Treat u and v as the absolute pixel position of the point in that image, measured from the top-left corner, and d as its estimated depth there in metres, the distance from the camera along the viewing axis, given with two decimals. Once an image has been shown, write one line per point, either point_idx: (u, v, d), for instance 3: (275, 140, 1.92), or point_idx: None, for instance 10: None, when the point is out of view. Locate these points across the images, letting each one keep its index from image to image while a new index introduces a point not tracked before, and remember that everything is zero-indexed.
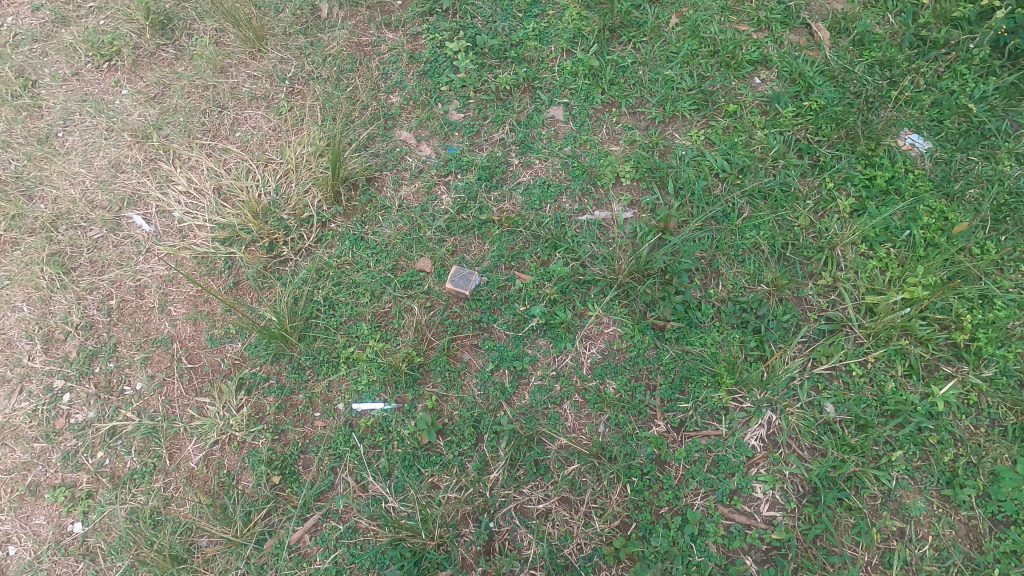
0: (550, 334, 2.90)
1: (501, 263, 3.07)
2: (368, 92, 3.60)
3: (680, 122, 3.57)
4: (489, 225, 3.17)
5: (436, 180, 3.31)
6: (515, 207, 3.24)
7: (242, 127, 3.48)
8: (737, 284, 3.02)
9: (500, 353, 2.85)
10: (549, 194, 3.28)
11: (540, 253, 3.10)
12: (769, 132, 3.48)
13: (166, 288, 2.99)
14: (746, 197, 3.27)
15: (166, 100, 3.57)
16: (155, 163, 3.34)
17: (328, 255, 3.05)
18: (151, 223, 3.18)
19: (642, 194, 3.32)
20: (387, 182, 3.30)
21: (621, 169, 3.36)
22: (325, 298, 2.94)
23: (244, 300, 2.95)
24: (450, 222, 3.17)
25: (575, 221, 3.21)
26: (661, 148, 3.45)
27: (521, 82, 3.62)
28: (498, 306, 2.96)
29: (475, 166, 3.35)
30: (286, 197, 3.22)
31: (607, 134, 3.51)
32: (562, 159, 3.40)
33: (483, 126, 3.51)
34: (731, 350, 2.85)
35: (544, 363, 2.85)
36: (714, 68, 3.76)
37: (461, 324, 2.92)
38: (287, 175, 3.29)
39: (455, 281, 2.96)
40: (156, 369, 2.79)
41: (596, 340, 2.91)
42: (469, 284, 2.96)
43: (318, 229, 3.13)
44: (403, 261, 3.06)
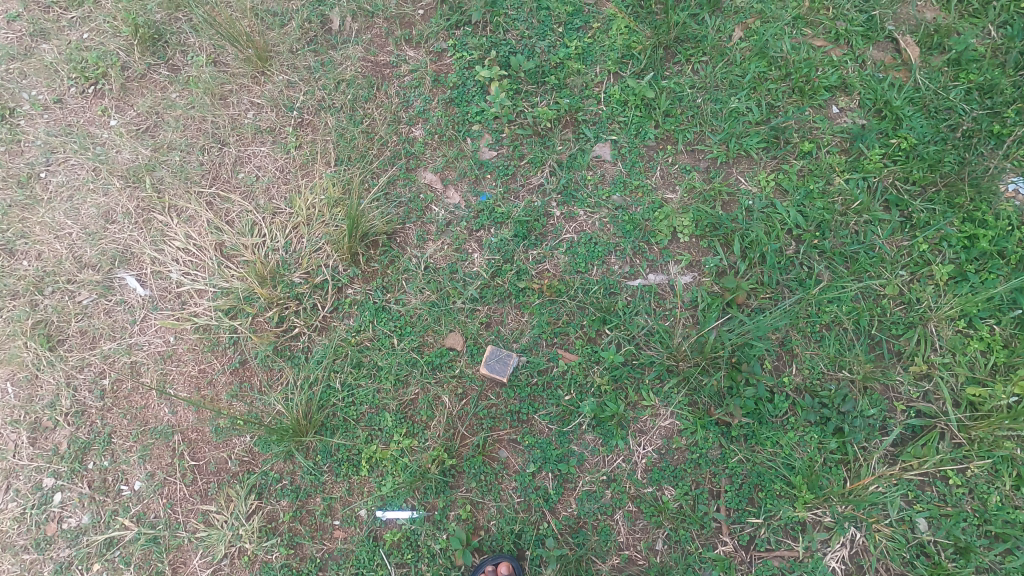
0: (600, 430, 2.53)
1: (542, 340, 2.68)
2: (386, 125, 3.13)
3: (746, 161, 3.08)
4: (528, 294, 2.76)
5: (466, 236, 2.89)
6: (557, 270, 2.83)
7: (246, 168, 3.06)
8: (815, 369, 2.61)
9: (542, 453, 2.50)
10: (596, 253, 2.85)
11: (587, 328, 2.69)
12: (850, 178, 2.99)
13: (165, 367, 2.65)
14: (825, 260, 2.83)
15: (159, 134, 3.14)
16: (148, 213, 2.95)
17: (346, 329, 2.69)
18: (147, 286, 2.81)
19: (703, 253, 2.88)
20: (411, 238, 2.90)
21: (678, 223, 2.91)
22: (343, 383, 2.58)
23: (252, 383, 2.61)
24: (483, 290, 2.77)
25: (626, 288, 2.79)
26: (725, 196, 2.99)
27: (563, 114, 3.13)
28: (539, 392, 2.59)
29: (510, 219, 2.91)
30: (297, 256, 2.83)
31: (662, 178, 3.05)
32: (610, 210, 2.95)
33: (519, 168, 3.05)
34: (808, 453, 2.48)
35: (593, 464, 2.50)
36: (785, 94, 3.22)
37: (497, 415, 2.56)
38: (297, 229, 2.89)
39: (488, 366, 2.59)
40: (155, 466, 2.48)
41: (652, 435, 2.54)
42: (506, 368, 2.59)
43: (334, 297, 2.76)
44: (430, 337, 2.68)
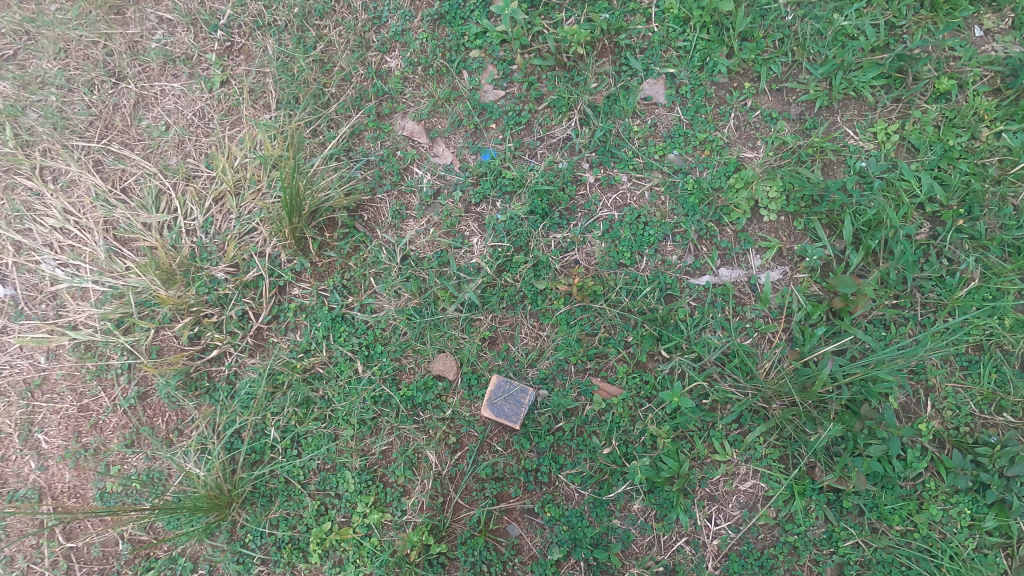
0: (653, 499, 1.76)
1: (570, 366, 1.88)
2: (348, 51, 2.20)
3: (856, 106, 2.18)
4: (549, 297, 1.93)
5: (461, 212, 2.05)
6: (591, 262, 1.99)
7: (152, 113, 2.16)
8: (963, 411, 1.81)
9: (570, 533, 1.74)
10: (646, 239, 2.00)
11: (634, 347, 1.88)
12: (1008, 130, 2.09)
13: (32, 403, 1.87)
14: (976, 250, 1.97)
15: (28, 62, 2.21)
16: (11, 177, 2.08)
17: (289, 349, 1.88)
18: (8, 282, 1.99)
19: (797, 239, 2.03)
20: (384, 215, 2.06)
21: (762, 194, 2.05)
22: (284, 429, 1.79)
23: (152, 428, 1.82)
24: (485, 291, 1.94)
25: (690, 289, 1.96)
26: (827, 155, 2.11)
27: (599, 38, 2.20)
28: (565, 442, 1.81)
29: (523, 188, 2.05)
30: (220, 241, 1.99)
31: (737, 130, 2.16)
32: (665, 175, 2.08)
33: (535, 114, 2.16)
34: (956, 536, 1.71)
35: (642, 547, 1.75)
36: (912, 8, 2.23)
37: (505, 475, 1.79)
38: (222, 201, 2.04)
39: (490, 408, 1.81)
40: (15, 549, 1.74)
41: (727, 506, 1.78)
42: (515, 409, 1.81)
43: (273, 299, 1.94)
44: (410, 359, 1.88)
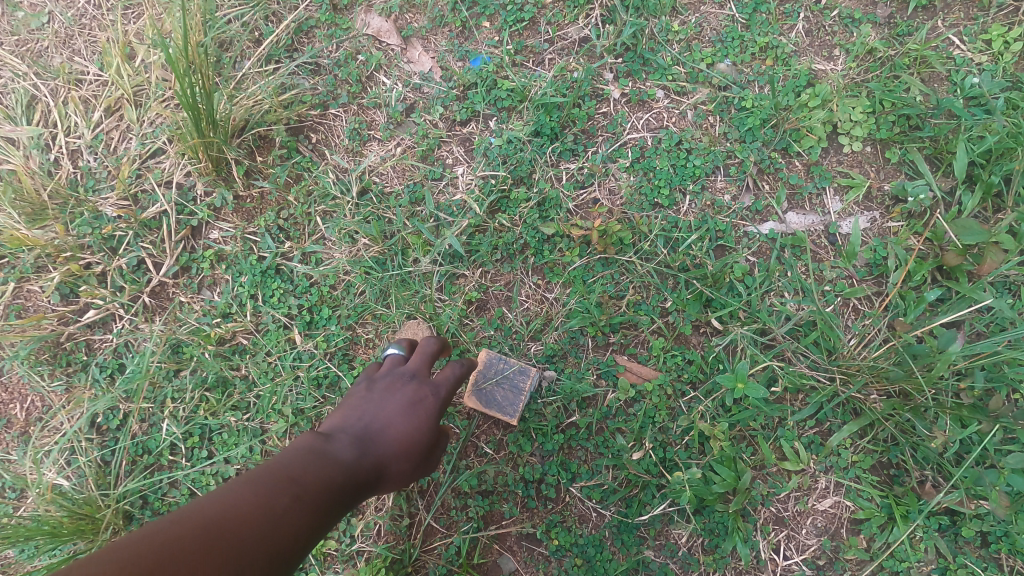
0: (700, 523, 1.27)
1: (586, 340, 1.38)
2: None
3: (965, 5, 1.64)
4: (557, 246, 1.43)
5: (442, 133, 1.53)
6: (615, 201, 1.48)
7: None
8: None
9: (584, 569, 1.25)
10: (689, 172, 1.49)
11: (673, 316, 1.38)
12: None
13: None
14: None
15: None
16: None
17: (200, 312, 1.37)
18: None
19: (890, 176, 1.52)
20: (338, 135, 1.53)
21: (843, 115, 1.53)
22: (188, 422, 1.29)
23: (6, 417, 1.31)
24: (472, 238, 1.43)
25: (748, 239, 1.45)
26: (929, 67, 1.59)
27: None
28: (578, 443, 1.32)
29: (525, 102, 1.53)
30: (111, 166, 1.46)
31: (810, 33, 1.62)
32: (715, 90, 1.56)
33: (542, 9, 1.61)
34: None
35: None
36: None
37: (495, 488, 1.30)
38: (117, 113, 1.50)
39: (477, 394, 1.31)
40: None
41: (799, 533, 1.30)
42: (512, 395, 1.30)
43: (182, 245, 1.42)
44: (368, 328, 1.37)
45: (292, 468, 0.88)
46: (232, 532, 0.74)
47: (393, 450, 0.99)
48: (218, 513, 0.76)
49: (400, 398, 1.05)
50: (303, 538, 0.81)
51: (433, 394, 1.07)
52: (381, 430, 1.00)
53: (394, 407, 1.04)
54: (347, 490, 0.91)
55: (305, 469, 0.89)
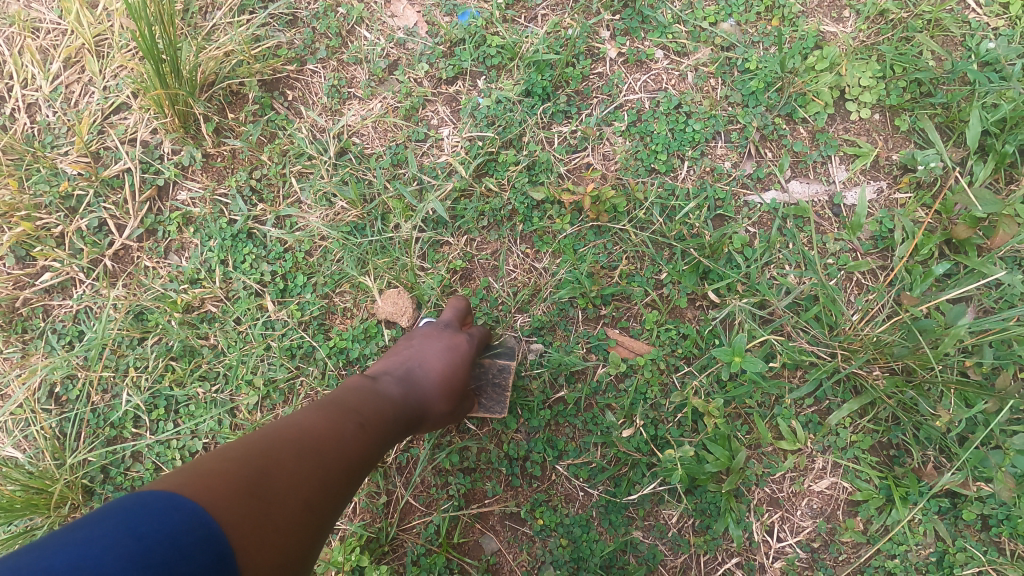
0: (692, 504, 1.21)
1: (576, 312, 1.31)
2: None
3: None
4: (547, 214, 1.35)
5: (426, 92, 1.43)
6: (609, 167, 1.40)
7: None
8: None
9: (570, 550, 1.20)
10: (688, 136, 1.41)
11: (668, 288, 1.31)
12: None
13: None
14: None
15: None
16: None
17: (166, 277, 1.28)
18: None
19: (899, 145, 1.44)
20: (315, 92, 1.43)
21: (852, 78, 1.45)
22: (152, 392, 1.22)
23: None
24: (457, 204, 1.35)
25: (748, 208, 1.38)
26: (943, 30, 1.50)
27: None
28: (566, 419, 1.25)
29: (515, 60, 1.43)
30: (71, 120, 1.37)
31: None
32: (717, 51, 1.47)
33: None
34: None
35: (673, 571, 1.21)
36: None
37: (477, 466, 1.24)
38: (77, 64, 1.40)
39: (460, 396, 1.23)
40: None
41: (794, 515, 1.25)
42: (499, 386, 1.22)
43: (147, 206, 1.33)
44: (345, 297, 1.29)
45: (353, 399, 0.89)
46: (320, 448, 0.75)
47: (435, 391, 1.02)
48: (302, 429, 0.77)
49: (438, 344, 1.09)
50: (371, 464, 0.82)
51: (470, 345, 1.12)
52: (423, 373, 1.03)
53: (435, 354, 1.07)
54: (399, 423, 0.93)
55: (365, 399, 0.89)
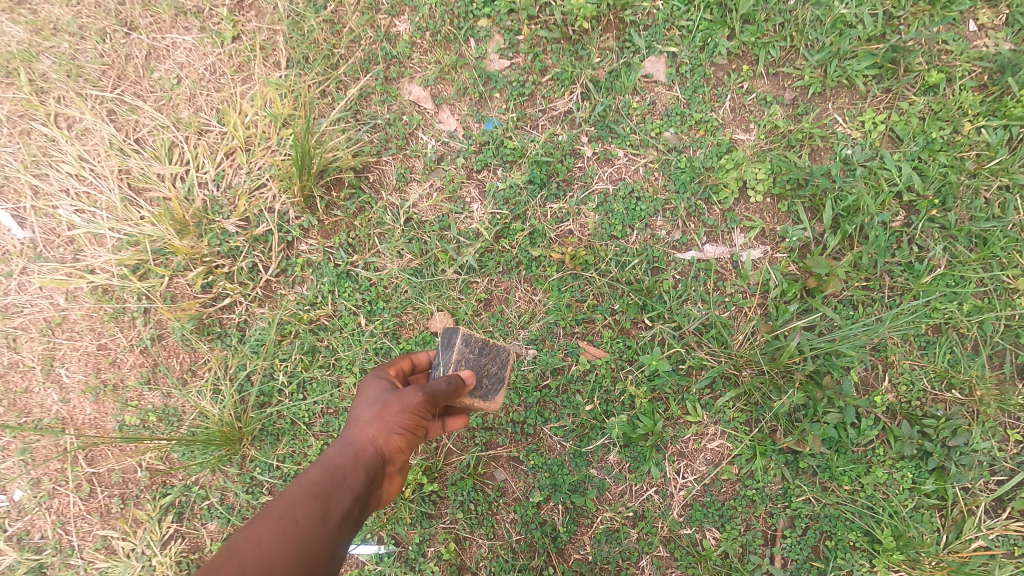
0: (628, 453, 1.92)
1: (559, 329, 2.01)
2: (358, 13, 2.22)
3: (849, 94, 2.27)
4: (543, 265, 2.05)
5: (463, 178, 2.14)
6: (584, 233, 2.10)
7: (163, 66, 2.21)
8: (916, 385, 1.97)
9: (550, 479, 1.91)
10: (637, 213, 2.11)
11: (619, 315, 2.02)
12: (986, 125, 2.20)
13: (54, 341, 1.99)
14: (944, 238, 2.10)
15: (39, 8, 2.23)
16: (27, 122, 2.15)
17: (296, 301, 2.00)
18: (28, 226, 2.08)
19: (781, 220, 2.14)
20: (389, 177, 2.14)
21: (751, 174, 2.14)
22: (291, 374, 1.93)
23: (168, 367, 1.96)
24: (482, 256, 2.06)
25: (675, 262, 2.08)
26: (816, 141, 2.21)
27: (605, 12, 2.23)
28: (550, 398, 1.96)
29: (523, 158, 2.14)
30: (231, 195, 2.07)
31: (734, 111, 2.23)
32: (660, 152, 2.17)
33: (539, 86, 2.21)
34: (897, 495, 1.89)
35: (615, 495, 1.92)
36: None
37: (494, 426, 1.95)
38: (233, 156, 2.11)
39: (484, 386, 1.63)
40: (41, 472, 1.89)
41: (695, 463, 1.95)
42: (478, 347, 1.64)
43: (281, 254, 2.04)
44: (410, 316, 2.01)
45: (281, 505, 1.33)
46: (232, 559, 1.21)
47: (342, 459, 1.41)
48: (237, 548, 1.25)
49: (352, 420, 1.51)
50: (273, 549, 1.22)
51: (371, 390, 1.56)
52: (347, 431, 1.51)
53: (354, 412, 1.54)
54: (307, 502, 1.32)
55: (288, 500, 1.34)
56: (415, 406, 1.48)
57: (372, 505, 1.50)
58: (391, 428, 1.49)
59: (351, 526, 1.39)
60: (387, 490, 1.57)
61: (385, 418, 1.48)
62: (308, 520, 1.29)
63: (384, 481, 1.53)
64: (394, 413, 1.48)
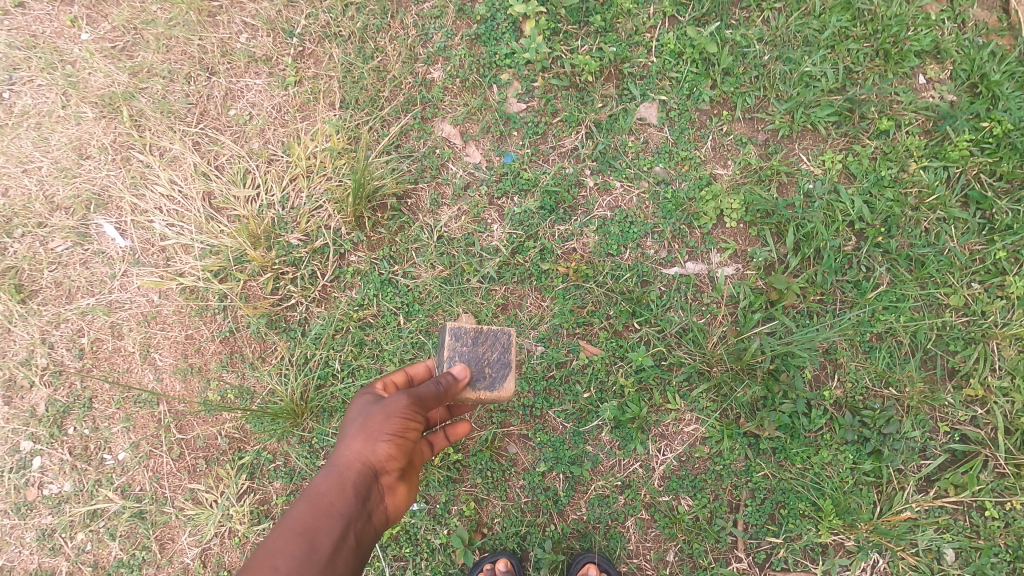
0: (618, 433, 2.34)
1: (563, 330, 2.43)
2: (401, 63, 2.66)
3: (813, 137, 2.68)
4: (551, 277, 2.47)
5: (486, 203, 2.56)
6: (585, 250, 2.52)
7: (238, 104, 2.66)
8: (859, 382, 2.37)
9: (554, 452, 2.33)
10: (630, 235, 2.53)
11: (613, 319, 2.44)
12: (928, 165, 2.59)
13: (149, 330, 2.43)
14: (887, 261, 2.51)
15: (137, 56, 2.69)
16: (127, 151, 2.61)
17: (347, 302, 2.43)
18: (127, 236, 2.53)
19: (751, 243, 2.56)
20: (424, 201, 2.57)
21: (727, 204, 2.55)
22: (343, 362, 2.37)
23: (243, 354, 2.40)
24: (501, 268, 2.49)
25: (661, 276, 2.50)
26: (783, 176, 2.62)
27: (607, 65, 2.66)
28: (555, 386, 2.38)
29: (536, 187, 2.57)
30: (294, 214, 2.51)
31: (714, 149, 2.64)
32: (651, 184, 2.59)
33: (550, 127, 2.64)
34: (840, 473, 2.29)
35: (607, 467, 2.33)
36: (868, 57, 2.70)
37: (508, 408, 2.36)
38: (296, 181, 2.55)
39: (489, 373, 1.97)
40: (140, 437, 2.33)
41: (673, 443, 2.35)
42: (476, 345, 1.98)
43: (335, 264, 2.48)
44: (441, 316, 2.44)
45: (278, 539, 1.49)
46: None
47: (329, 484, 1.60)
48: None
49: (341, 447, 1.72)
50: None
51: (357, 417, 1.78)
52: (337, 456, 1.70)
53: (343, 437, 1.75)
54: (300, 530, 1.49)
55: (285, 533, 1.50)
56: (396, 415, 1.72)
57: (373, 519, 1.66)
58: (376, 438, 1.70)
59: (349, 543, 1.54)
60: (391, 502, 1.73)
61: (368, 433, 1.70)
62: (298, 554, 1.43)
63: (381, 495, 1.70)
64: (374, 428, 1.71)
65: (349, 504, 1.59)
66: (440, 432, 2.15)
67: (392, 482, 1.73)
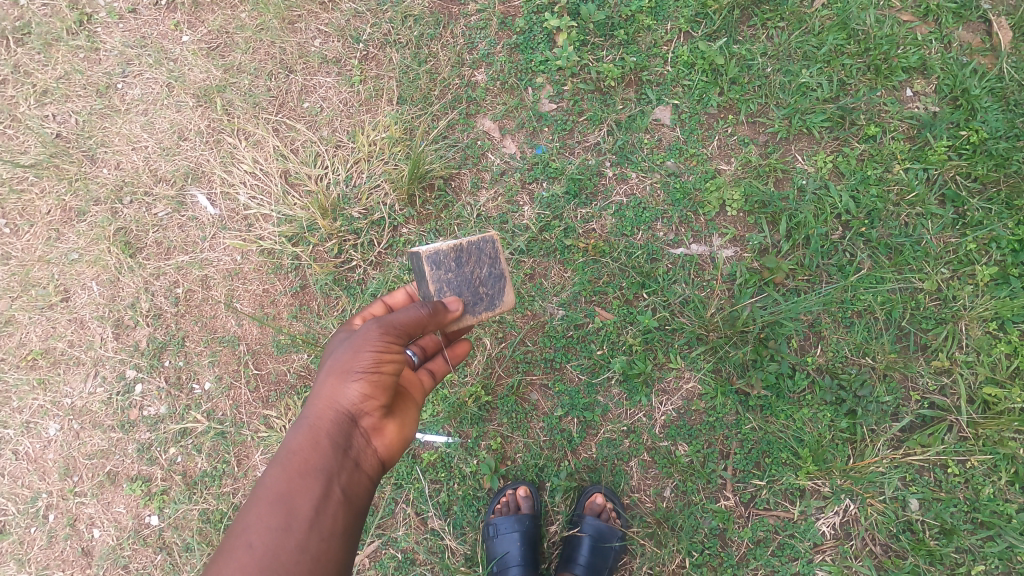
0: (626, 385, 2.72)
1: (581, 297, 2.83)
2: (450, 67, 3.11)
3: (809, 139, 3.04)
4: (573, 252, 2.88)
5: (518, 187, 2.97)
6: (603, 230, 2.92)
7: (311, 98, 3.13)
8: (839, 352, 2.72)
9: (569, 400, 2.72)
10: (643, 219, 2.91)
11: (625, 289, 2.82)
12: (910, 166, 2.93)
13: (233, 283, 2.90)
14: (868, 249, 2.86)
15: (228, 55, 3.18)
16: (218, 134, 3.09)
17: (399, 266, 2.86)
18: (216, 205, 3.00)
19: (749, 229, 2.92)
20: (465, 184, 3.00)
21: (729, 196, 2.92)
22: None
23: (310, 306, 2.84)
24: (530, 243, 2.90)
25: (668, 255, 2.89)
26: (780, 172, 2.98)
27: (627, 73, 3.07)
28: (573, 344, 2.77)
29: (562, 175, 2.98)
30: (356, 191, 2.96)
31: (720, 147, 3.02)
32: (662, 175, 2.97)
33: (577, 124, 3.05)
34: (818, 428, 2.64)
35: (615, 415, 2.72)
36: (860, 70, 3.06)
37: (532, 361, 2.77)
38: (358, 164, 3.01)
39: (484, 291, 2.25)
40: (223, 370, 2.79)
41: (674, 397, 2.72)
42: (461, 267, 2.19)
43: (389, 234, 2.91)
44: None
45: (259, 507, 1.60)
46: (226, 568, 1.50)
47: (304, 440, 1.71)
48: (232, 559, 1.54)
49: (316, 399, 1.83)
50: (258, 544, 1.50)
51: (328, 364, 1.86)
52: (311, 410, 1.80)
53: (318, 387, 1.85)
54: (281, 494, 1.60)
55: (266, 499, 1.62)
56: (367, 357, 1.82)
57: (358, 466, 1.78)
58: (348, 383, 1.80)
59: (332, 496, 1.66)
60: (374, 445, 1.86)
61: (340, 377, 1.80)
62: (279, 518, 1.55)
63: (362, 439, 1.82)
64: (343, 375, 1.80)
65: (327, 456, 1.70)
66: (440, 358, 2.34)
67: (374, 424, 1.86)
